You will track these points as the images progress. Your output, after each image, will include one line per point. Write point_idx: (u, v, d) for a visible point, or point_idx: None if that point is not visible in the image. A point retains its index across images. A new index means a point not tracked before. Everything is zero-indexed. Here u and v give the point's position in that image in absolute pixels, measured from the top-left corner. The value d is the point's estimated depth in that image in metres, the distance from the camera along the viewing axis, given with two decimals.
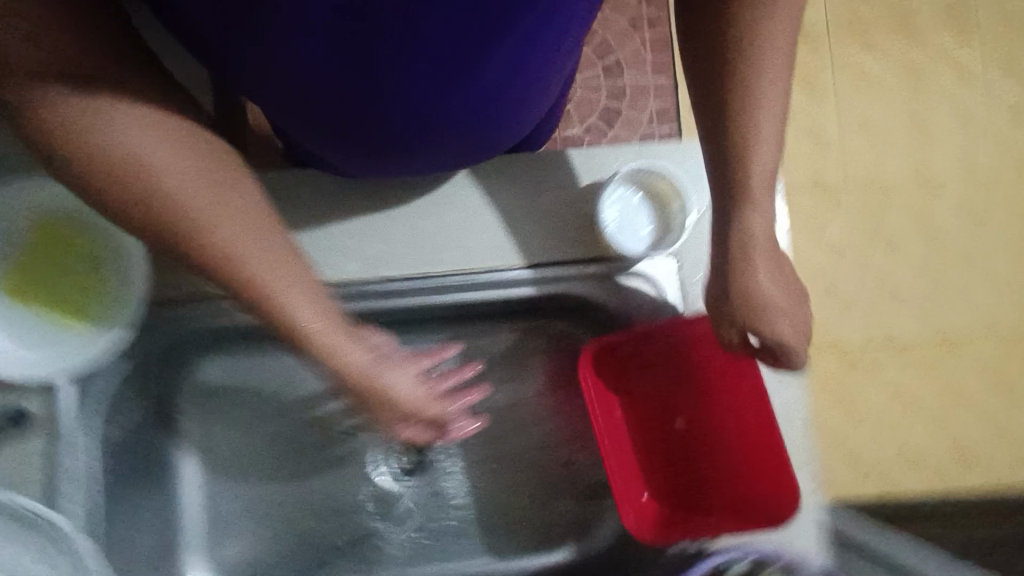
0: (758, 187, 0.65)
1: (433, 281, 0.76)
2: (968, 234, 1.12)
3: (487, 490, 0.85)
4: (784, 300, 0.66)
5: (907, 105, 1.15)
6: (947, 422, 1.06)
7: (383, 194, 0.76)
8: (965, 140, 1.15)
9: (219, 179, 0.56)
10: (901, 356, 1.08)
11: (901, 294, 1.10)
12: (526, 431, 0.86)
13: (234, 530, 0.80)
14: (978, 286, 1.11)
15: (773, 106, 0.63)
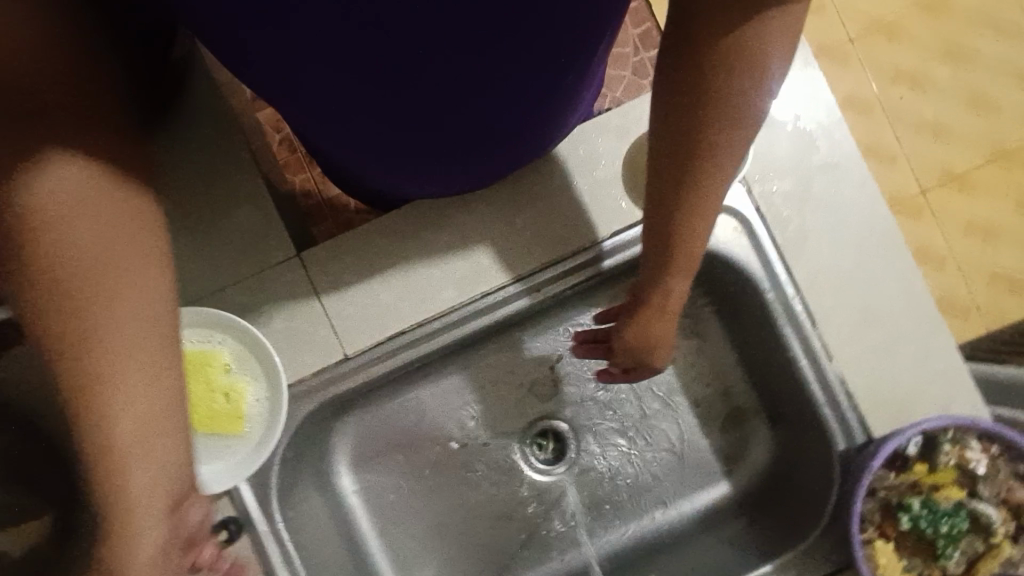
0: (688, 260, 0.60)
1: (529, 283, 0.77)
2: (896, 104, 1.40)
3: (634, 451, 0.92)
4: (640, 350, 0.68)
5: (820, 23, 1.41)
6: (924, 239, 1.39)
7: (451, 216, 0.77)
8: (874, 28, 1.41)
9: (134, 259, 0.45)
10: (899, 211, 1.39)
11: (878, 157, 1.40)
12: (648, 389, 0.93)
13: (428, 553, 0.90)
14: (920, 137, 1.40)
15: (717, 192, 0.55)
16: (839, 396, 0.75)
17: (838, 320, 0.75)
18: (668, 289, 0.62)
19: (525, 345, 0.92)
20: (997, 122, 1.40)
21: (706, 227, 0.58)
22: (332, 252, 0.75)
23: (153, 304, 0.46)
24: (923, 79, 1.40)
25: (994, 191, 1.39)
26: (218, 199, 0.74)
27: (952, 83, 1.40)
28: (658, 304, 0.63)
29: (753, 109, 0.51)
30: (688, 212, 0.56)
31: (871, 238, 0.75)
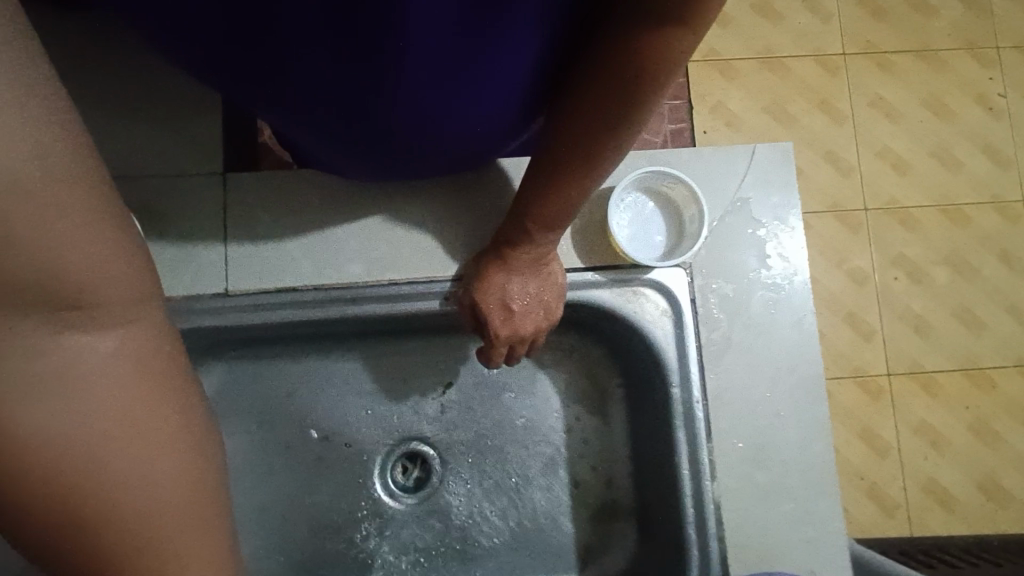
0: (557, 219, 0.63)
1: (440, 287, 0.71)
2: (885, 284, 1.39)
3: (494, 508, 0.85)
4: (507, 310, 0.68)
5: (837, 183, 1.42)
6: (872, 421, 1.35)
7: (389, 192, 0.72)
8: (887, 207, 1.42)
9: (143, 378, 0.40)
10: (857, 384, 1.36)
11: (853, 327, 1.38)
12: (531, 449, 0.87)
13: (243, 536, 0.82)
14: (898, 324, 1.39)
15: (601, 163, 0.58)
16: (709, 523, 0.69)
17: (732, 442, 0.70)
18: (532, 242, 0.65)
19: (425, 358, 0.87)
20: (977, 338, 1.39)
21: (576, 195, 0.61)
22: (259, 185, 0.71)
23: (171, 396, 0.42)
24: (920, 271, 1.40)
25: (955, 401, 1.36)
26: (172, 98, 0.72)
27: (946, 284, 1.40)
28: (522, 258, 0.66)
29: (639, 100, 0.51)
30: (558, 175, 0.59)
31: (793, 373, 0.71)
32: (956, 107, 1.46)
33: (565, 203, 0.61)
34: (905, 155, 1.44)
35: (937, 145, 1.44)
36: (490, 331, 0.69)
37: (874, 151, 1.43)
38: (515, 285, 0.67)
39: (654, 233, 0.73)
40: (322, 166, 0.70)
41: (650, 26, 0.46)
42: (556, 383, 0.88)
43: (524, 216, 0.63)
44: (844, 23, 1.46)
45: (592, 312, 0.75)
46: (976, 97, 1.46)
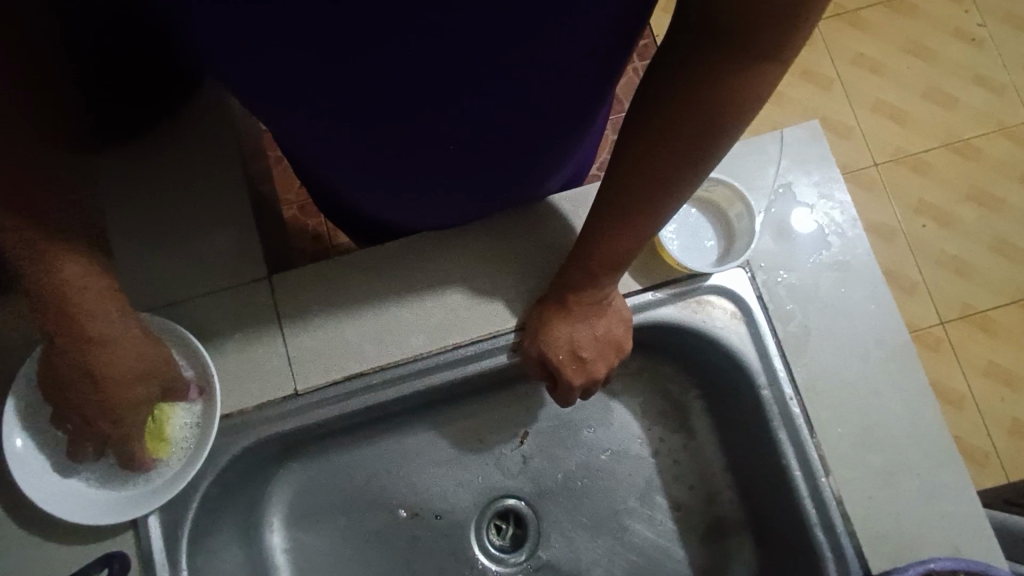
0: (626, 256, 0.60)
1: (505, 340, 0.70)
2: (916, 235, 1.37)
3: (600, 551, 0.82)
4: (577, 356, 0.66)
5: (843, 146, 1.41)
6: (941, 375, 1.31)
7: (434, 257, 0.71)
8: (898, 158, 1.41)
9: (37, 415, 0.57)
10: (915, 341, 1.33)
11: (897, 284, 1.35)
12: (624, 482, 0.84)
13: None
14: (941, 273, 1.35)
15: (676, 194, 0.55)
16: (835, 520, 0.66)
17: (836, 431, 0.68)
18: (595, 287, 0.63)
19: (497, 414, 0.85)
20: (1021, 265, 1.36)
21: (638, 238, 0.58)
22: (304, 277, 0.70)
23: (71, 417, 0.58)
24: (947, 213, 1.38)
25: (1017, 336, 1.33)
26: (205, 214, 0.72)
27: (977, 219, 1.38)
28: (587, 302, 0.64)
29: (722, 130, 0.49)
30: (621, 215, 0.57)
31: (879, 346, 0.70)
32: (939, 49, 1.45)
33: (634, 242, 0.59)
34: (902, 106, 1.43)
35: (929, 86, 1.44)
36: (562, 379, 0.67)
37: (871, 108, 1.43)
38: (581, 330, 0.66)
39: (705, 239, 0.72)
40: (371, 194, 0.71)
41: (741, 59, 0.44)
42: (633, 410, 0.86)
43: (586, 260, 0.61)
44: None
45: (660, 331, 0.73)
46: (954, 32, 1.46)
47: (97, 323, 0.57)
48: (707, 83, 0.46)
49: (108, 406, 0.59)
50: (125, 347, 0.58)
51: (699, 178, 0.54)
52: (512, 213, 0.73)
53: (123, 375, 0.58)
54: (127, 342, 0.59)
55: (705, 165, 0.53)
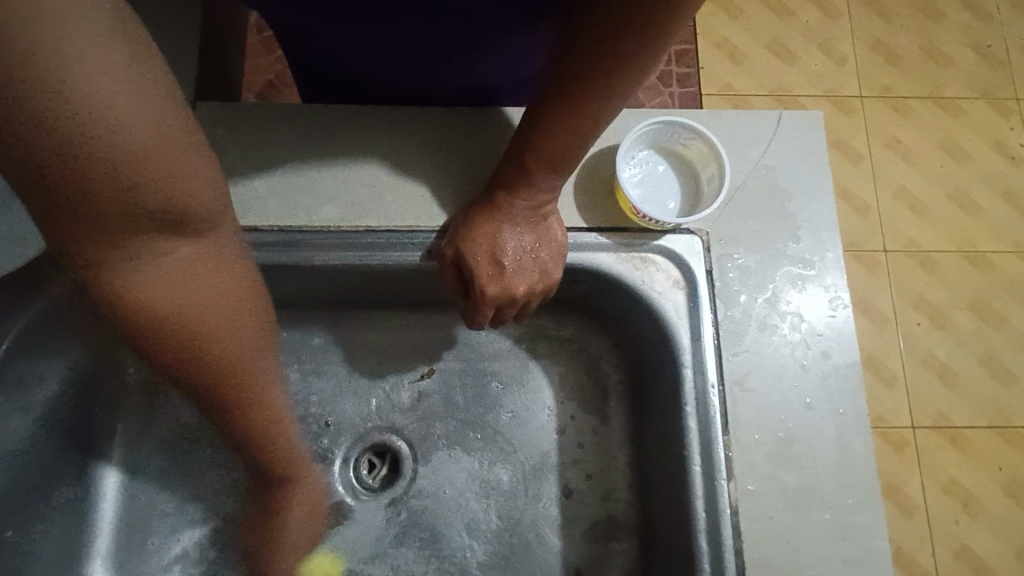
0: (564, 154, 0.56)
1: (423, 239, 0.62)
2: (905, 333, 1.24)
3: (472, 515, 0.73)
4: (499, 265, 0.59)
5: (856, 224, 1.29)
6: (898, 478, 1.18)
7: (374, 134, 0.65)
8: (903, 258, 1.28)
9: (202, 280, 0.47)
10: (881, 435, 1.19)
11: (880, 374, 1.22)
12: (518, 450, 0.75)
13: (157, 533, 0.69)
14: (923, 378, 1.22)
15: (622, 89, 0.52)
16: (725, 536, 0.57)
17: (754, 437, 0.60)
18: (530, 184, 0.57)
19: (405, 338, 0.78)
20: (1014, 392, 1.21)
21: (580, 134, 0.55)
22: (229, 119, 0.64)
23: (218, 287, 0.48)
24: (944, 316, 1.25)
25: (987, 459, 1.18)
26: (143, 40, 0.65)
27: (973, 331, 1.24)
28: (520, 203, 0.58)
29: (666, 18, 0.46)
30: (563, 103, 0.53)
31: (823, 360, 0.62)
32: (974, 154, 1.33)
33: (574, 137, 0.55)
34: (926, 199, 1.31)
35: (955, 189, 1.31)
36: (476, 287, 0.59)
37: (879, 193, 1.31)
38: (509, 236, 0.59)
39: (668, 196, 0.65)
40: (316, 57, 0.64)
41: None
42: (550, 377, 0.78)
43: (525, 153, 0.56)
44: (858, 66, 1.35)
45: (595, 283, 0.66)
46: (995, 143, 1.33)
47: (256, 387, 0.53)
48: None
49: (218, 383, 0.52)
50: (263, 390, 0.54)
51: (647, 71, 0.51)
52: (470, 114, 0.66)
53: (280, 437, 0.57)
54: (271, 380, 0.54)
55: (652, 57, 0.50)
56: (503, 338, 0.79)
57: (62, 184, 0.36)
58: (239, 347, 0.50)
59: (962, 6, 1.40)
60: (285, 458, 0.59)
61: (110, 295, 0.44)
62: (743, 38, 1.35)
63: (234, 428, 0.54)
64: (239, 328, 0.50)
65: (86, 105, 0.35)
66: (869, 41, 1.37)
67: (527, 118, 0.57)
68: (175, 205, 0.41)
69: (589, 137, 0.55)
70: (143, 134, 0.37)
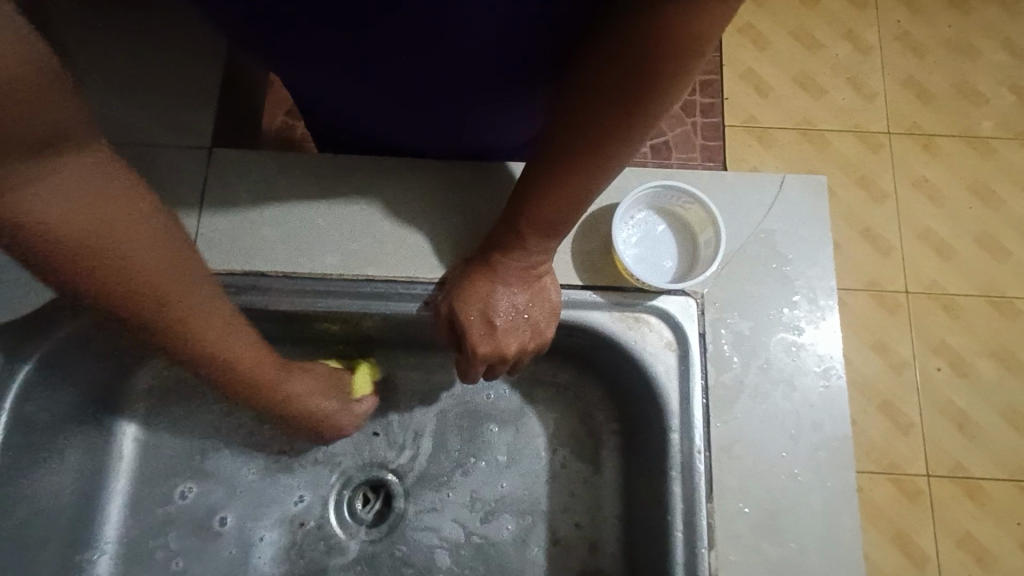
0: (555, 220, 0.57)
1: (421, 290, 0.64)
2: (924, 373, 1.19)
3: (460, 558, 0.74)
4: (491, 324, 0.60)
5: (879, 261, 1.25)
6: (910, 528, 1.12)
7: (379, 184, 0.67)
8: (927, 298, 1.23)
9: (110, 199, 0.47)
10: (895, 483, 1.14)
11: (897, 419, 1.17)
12: (508, 494, 0.76)
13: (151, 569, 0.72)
14: (939, 425, 1.17)
15: (615, 164, 0.54)
16: None
17: (739, 507, 0.60)
18: (522, 247, 0.59)
19: (404, 378, 0.79)
20: None
21: (572, 202, 0.56)
22: (244, 165, 0.67)
23: (143, 218, 0.49)
24: (966, 363, 1.20)
25: (1005, 513, 1.12)
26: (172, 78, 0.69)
27: (995, 379, 1.19)
28: (512, 265, 0.60)
29: (659, 99, 0.48)
30: (555, 176, 0.55)
31: (814, 431, 0.62)
32: (1005, 194, 1.29)
33: (566, 204, 0.56)
34: (951, 239, 1.26)
35: (983, 232, 1.27)
36: (468, 344, 0.61)
37: (902, 231, 1.27)
38: (501, 296, 0.60)
39: (665, 257, 0.66)
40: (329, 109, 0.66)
41: (675, 26, 0.43)
42: (545, 423, 0.79)
43: (520, 218, 0.57)
44: (886, 103, 1.33)
45: (589, 338, 0.67)
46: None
47: (188, 308, 0.54)
48: (663, 20, 0.43)
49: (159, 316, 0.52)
50: (212, 320, 0.56)
51: (638, 146, 0.53)
52: (472, 167, 0.68)
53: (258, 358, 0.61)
54: (214, 315, 0.56)
55: (643, 134, 0.52)
56: (500, 382, 0.80)
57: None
58: (172, 248, 0.51)
59: (997, 46, 1.37)
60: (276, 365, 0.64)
61: (19, 227, 0.43)
62: (769, 71, 1.34)
63: (197, 338, 0.56)
64: (171, 249, 0.51)
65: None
66: (899, 77, 1.35)
67: (520, 185, 0.58)
68: (44, 130, 0.40)
69: (580, 204, 0.57)
70: (9, 60, 0.36)
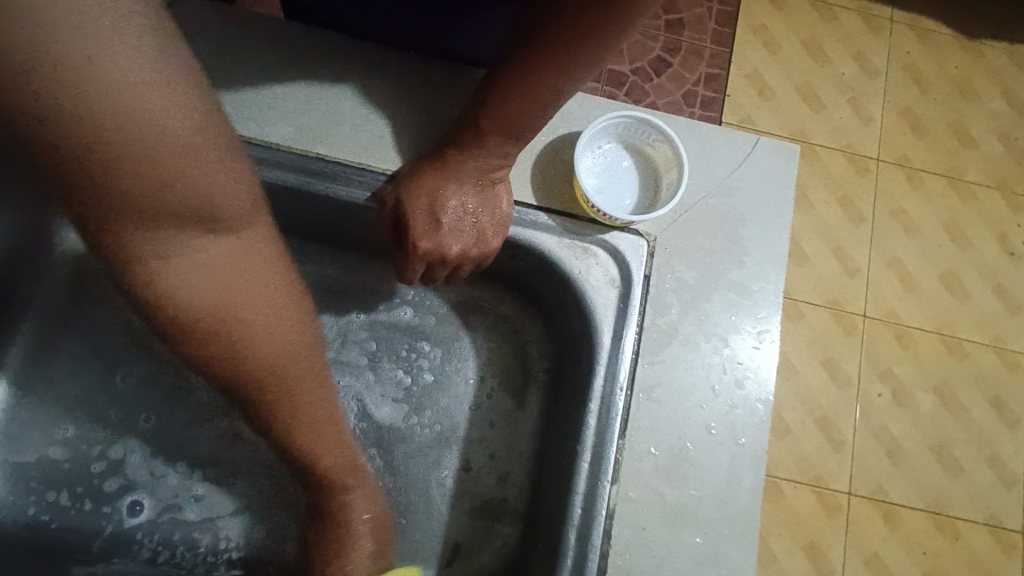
0: (518, 123, 0.55)
1: (369, 180, 0.61)
2: (859, 400, 1.11)
3: (366, 470, 0.72)
4: (436, 223, 0.58)
5: (841, 284, 1.15)
6: (821, 538, 1.05)
7: (347, 64, 0.64)
8: (877, 329, 1.14)
9: (257, 264, 0.49)
10: (820, 499, 1.07)
11: (834, 437, 1.09)
12: (427, 414, 0.74)
13: (43, 429, 0.69)
14: (870, 450, 1.09)
15: (586, 72, 0.52)
16: (594, 535, 0.56)
17: (648, 449, 0.59)
18: (482, 145, 0.57)
19: (344, 281, 0.77)
20: (956, 484, 1.09)
21: (538, 107, 0.54)
22: (207, 19, 0.64)
23: (284, 286, 0.52)
24: (906, 392, 1.12)
25: (914, 541, 1.07)
26: None
27: (932, 413, 1.12)
28: (469, 163, 0.58)
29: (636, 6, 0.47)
30: (525, 73, 0.53)
31: (737, 390, 0.61)
32: None
33: (530, 106, 0.54)
34: (913, 264, 1.18)
35: (949, 271, 1.18)
36: (409, 239, 0.59)
37: (869, 255, 1.17)
38: (451, 196, 0.58)
39: (625, 195, 0.64)
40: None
41: None
42: (479, 351, 0.77)
43: (483, 112, 0.55)
44: (880, 128, 1.23)
45: (533, 264, 0.65)
46: (999, 235, 1.21)
47: (300, 387, 0.54)
48: None
49: (274, 390, 0.53)
50: (306, 384, 0.55)
51: (612, 54, 0.51)
52: (446, 65, 0.65)
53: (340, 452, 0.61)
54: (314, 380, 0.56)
55: (618, 43, 0.50)
56: (441, 303, 0.78)
57: (78, 163, 0.36)
58: (272, 301, 0.51)
59: None
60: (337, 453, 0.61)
61: (145, 289, 0.45)
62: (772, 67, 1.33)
63: (280, 417, 0.55)
64: (288, 310, 0.52)
65: (102, 95, 0.34)
66: (898, 106, 1.25)
67: (489, 80, 0.56)
68: (207, 206, 0.43)
69: (546, 110, 0.55)
70: (158, 129, 0.37)
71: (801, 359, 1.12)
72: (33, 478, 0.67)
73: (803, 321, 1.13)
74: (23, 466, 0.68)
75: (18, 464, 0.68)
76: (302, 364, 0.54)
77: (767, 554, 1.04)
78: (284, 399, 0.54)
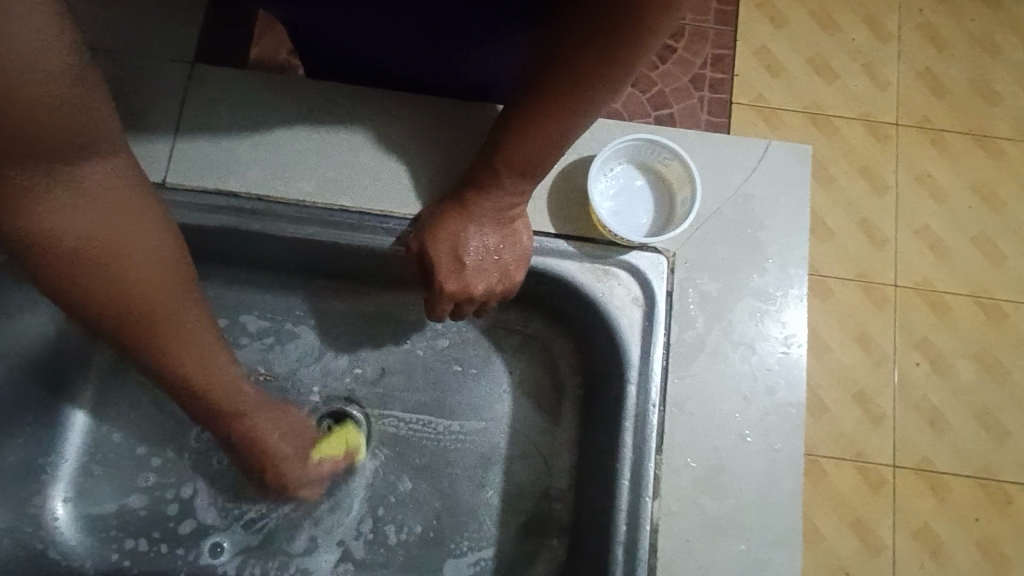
0: (533, 161, 0.57)
1: (394, 226, 0.64)
2: (897, 373, 1.10)
3: (416, 495, 0.75)
4: (461, 265, 0.61)
5: (870, 256, 1.14)
6: (869, 515, 1.05)
7: (360, 112, 0.66)
8: (910, 299, 1.13)
9: (130, 213, 0.46)
10: (864, 476, 1.06)
11: (873, 412, 1.08)
12: (467, 438, 0.77)
13: (112, 478, 0.73)
14: (911, 424, 1.08)
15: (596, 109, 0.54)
16: (640, 546, 0.58)
17: (685, 461, 0.61)
18: (498, 188, 0.59)
19: (376, 313, 0.80)
20: (1002, 450, 1.08)
21: (551, 147, 0.56)
22: (225, 80, 0.67)
23: (162, 234, 0.49)
24: (944, 362, 1.11)
25: (963, 511, 1.06)
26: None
27: (973, 380, 1.10)
28: (488, 205, 0.60)
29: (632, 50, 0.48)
30: (535, 119, 0.54)
31: (768, 396, 0.62)
32: None
33: (543, 147, 0.56)
34: (943, 231, 1.16)
35: (980, 235, 1.16)
36: (436, 280, 0.61)
37: (896, 225, 1.16)
38: (473, 237, 0.61)
39: (641, 213, 0.66)
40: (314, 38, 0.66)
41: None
42: (512, 371, 0.79)
43: (497, 157, 0.57)
44: (899, 95, 1.21)
45: (557, 288, 0.67)
46: None
47: (179, 338, 0.51)
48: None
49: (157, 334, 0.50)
50: (198, 335, 0.52)
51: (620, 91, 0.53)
52: (456, 104, 0.67)
53: (236, 399, 0.58)
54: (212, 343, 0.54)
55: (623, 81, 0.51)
56: (471, 327, 0.80)
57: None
58: (158, 235, 0.48)
59: None
60: (231, 389, 0.57)
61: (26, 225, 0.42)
62: None
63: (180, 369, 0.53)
64: (168, 255, 0.49)
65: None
66: (916, 69, 1.22)
67: (502, 122, 0.58)
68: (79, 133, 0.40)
69: (561, 146, 0.56)
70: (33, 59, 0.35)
71: (834, 337, 1.11)
72: (109, 526, 0.72)
73: (833, 299, 1.12)
74: (98, 514, 0.72)
75: (93, 513, 0.72)
76: (188, 312, 0.51)
77: (814, 532, 1.04)
78: (182, 348, 0.52)
